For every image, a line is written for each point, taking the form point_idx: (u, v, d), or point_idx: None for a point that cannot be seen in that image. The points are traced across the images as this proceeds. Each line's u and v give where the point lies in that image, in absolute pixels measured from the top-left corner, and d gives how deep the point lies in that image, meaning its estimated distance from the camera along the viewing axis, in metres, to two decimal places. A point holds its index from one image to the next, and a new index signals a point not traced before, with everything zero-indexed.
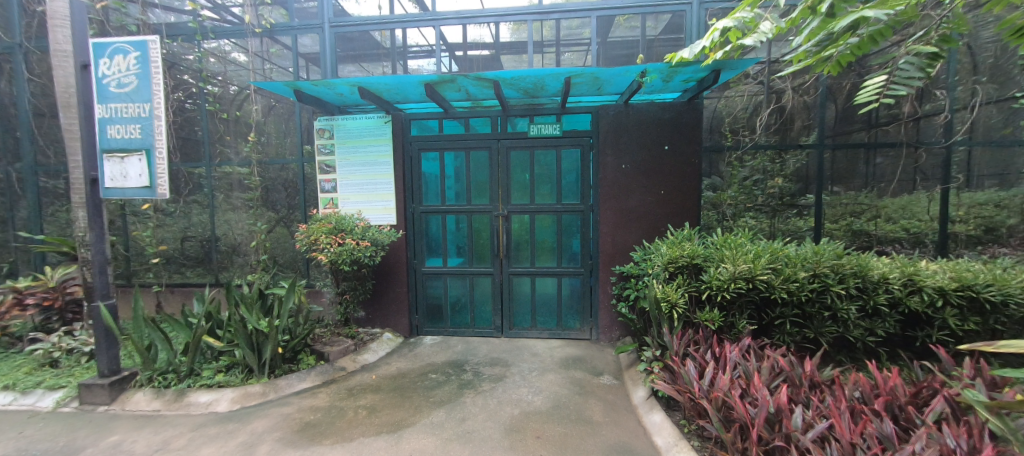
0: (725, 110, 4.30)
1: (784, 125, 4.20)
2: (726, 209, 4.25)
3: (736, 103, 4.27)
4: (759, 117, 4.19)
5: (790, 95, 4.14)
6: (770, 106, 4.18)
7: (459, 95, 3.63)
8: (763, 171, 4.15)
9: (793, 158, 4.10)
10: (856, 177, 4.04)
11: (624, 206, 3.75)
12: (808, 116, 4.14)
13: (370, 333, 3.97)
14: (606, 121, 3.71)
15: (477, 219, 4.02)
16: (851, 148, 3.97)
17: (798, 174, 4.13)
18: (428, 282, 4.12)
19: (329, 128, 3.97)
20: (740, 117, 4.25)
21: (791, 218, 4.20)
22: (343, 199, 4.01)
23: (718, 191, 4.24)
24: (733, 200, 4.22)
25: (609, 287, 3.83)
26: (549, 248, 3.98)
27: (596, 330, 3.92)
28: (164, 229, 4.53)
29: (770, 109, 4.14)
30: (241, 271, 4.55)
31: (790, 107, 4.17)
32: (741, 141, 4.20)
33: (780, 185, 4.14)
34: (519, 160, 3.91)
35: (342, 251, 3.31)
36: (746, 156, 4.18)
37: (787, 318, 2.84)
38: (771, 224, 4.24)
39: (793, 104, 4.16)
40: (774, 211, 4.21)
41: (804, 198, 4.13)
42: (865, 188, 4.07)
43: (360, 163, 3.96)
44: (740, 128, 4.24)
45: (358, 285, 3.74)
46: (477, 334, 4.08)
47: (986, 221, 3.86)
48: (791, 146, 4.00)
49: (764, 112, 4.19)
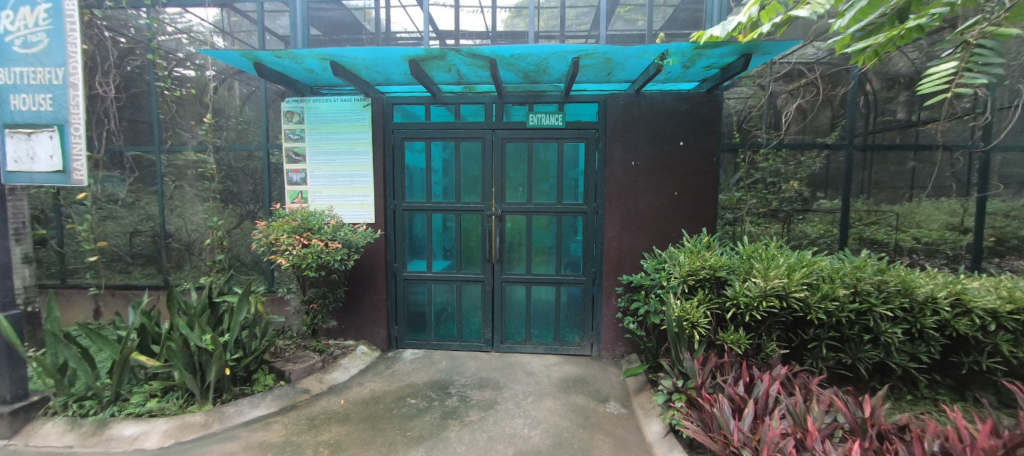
0: (740, 107, 3.95)
1: (802, 124, 3.87)
2: (739, 213, 3.89)
3: (752, 100, 3.91)
4: (773, 115, 3.87)
5: (812, 93, 3.81)
6: (784, 105, 3.88)
7: (449, 76, 3.17)
8: (777, 174, 3.80)
9: (814, 159, 3.73)
10: (885, 181, 3.68)
11: (633, 208, 3.34)
12: (835, 115, 3.77)
13: (342, 347, 3.49)
14: (615, 112, 3.29)
15: (466, 218, 3.57)
16: (880, 150, 3.58)
17: (823, 175, 3.75)
18: (409, 288, 3.65)
19: (300, 111, 3.46)
20: (757, 114, 3.87)
21: (806, 224, 3.84)
22: (313, 193, 3.50)
23: (727, 193, 3.89)
24: (746, 204, 3.87)
25: (613, 298, 3.41)
26: (547, 253, 3.55)
27: (597, 346, 3.51)
28: (104, 222, 3.91)
29: (790, 107, 3.79)
30: (194, 273, 3.98)
31: (813, 106, 3.82)
32: (758, 140, 3.82)
33: (796, 189, 3.79)
34: (516, 154, 3.47)
35: (307, 254, 2.78)
36: (761, 156, 3.79)
37: (823, 342, 2.49)
38: (786, 230, 3.88)
39: (816, 101, 3.81)
40: (788, 217, 3.86)
41: (826, 204, 3.77)
42: (891, 193, 3.72)
43: (334, 152, 3.47)
44: (756, 126, 3.87)
45: (329, 292, 3.24)
46: (464, 348, 3.63)
47: (996, 232, 3.63)
48: (814, 146, 3.66)
49: (778, 112, 3.87)
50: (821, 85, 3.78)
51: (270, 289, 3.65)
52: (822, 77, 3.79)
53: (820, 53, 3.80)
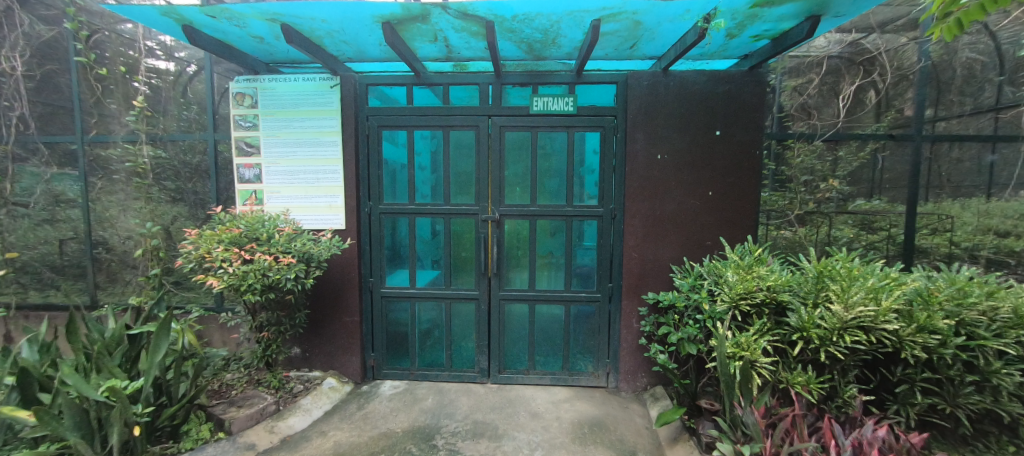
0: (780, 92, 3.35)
1: (855, 112, 3.24)
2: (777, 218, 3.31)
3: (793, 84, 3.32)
4: (819, 101, 3.30)
5: (867, 73, 3.23)
6: (836, 87, 3.28)
7: (436, 47, 2.56)
8: (813, 171, 3.26)
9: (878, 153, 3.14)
10: (954, 178, 3.07)
11: (658, 211, 2.76)
12: (886, 101, 3.17)
13: (305, 380, 2.86)
14: (637, 94, 2.72)
15: (457, 222, 2.95)
16: (956, 139, 3.03)
17: (872, 175, 3.17)
18: (388, 307, 3.04)
19: (254, 93, 2.84)
20: (799, 100, 3.31)
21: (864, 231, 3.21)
22: (270, 193, 2.88)
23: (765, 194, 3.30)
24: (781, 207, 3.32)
25: (635, 320, 2.83)
26: (554, 264, 2.96)
27: (615, 376, 2.92)
28: (36, 228, 3.23)
29: (851, 88, 3.23)
30: (130, 289, 3.29)
31: (869, 88, 3.22)
32: (813, 129, 3.25)
33: (837, 189, 3.24)
34: (517, 145, 2.87)
35: (249, 270, 2.12)
36: (805, 149, 3.23)
37: (916, 385, 1.92)
38: (828, 235, 3.30)
39: (864, 85, 3.24)
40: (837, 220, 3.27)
41: (875, 206, 3.18)
42: (966, 196, 3.09)
43: (296, 143, 2.85)
44: (801, 114, 3.31)
45: (285, 317, 2.59)
46: (455, 379, 3.02)
47: None
48: (880, 135, 3.05)
49: (829, 94, 3.29)
50: (884, 62, 3.16)
51: (214, 311, 2.99)
52: (881, 54, 3.18)
53: (833, 46, 3.29)
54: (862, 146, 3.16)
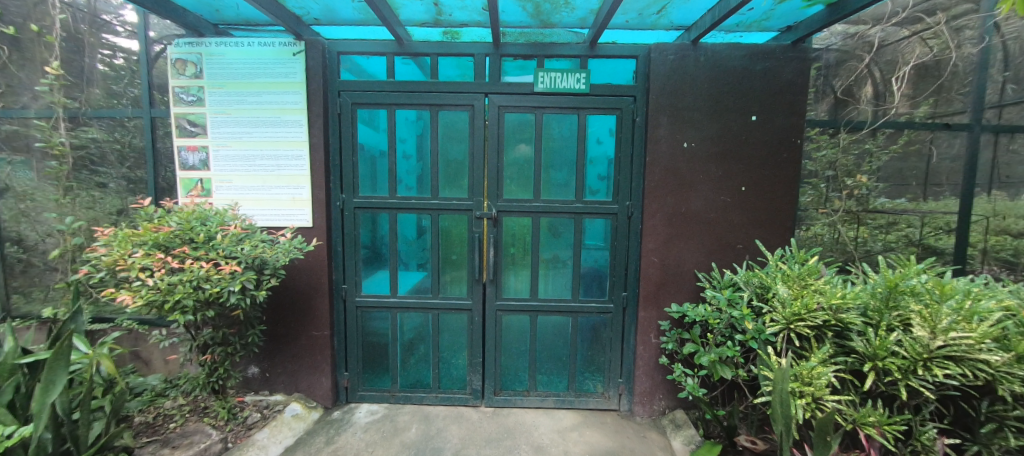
0: (827, 71, 2.74)
1: (920, 93, 2.65)
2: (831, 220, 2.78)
3: (841, 61, 2.74)
4: (871, 82, 2.71)
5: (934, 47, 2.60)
6: (888, 66, 2.68)
7: (422, 4, 2.09)
8: (835, 166, 2.75)
9: (923, 143, 2.64)
10: None
11: (683, 209, 2.37)
12: (952, 81, 2.59)
13: (264, 407, 2.40)
14: (660, 70, 2.30)
15: (446, 219, 2.50)
16: None
17: (929, 170, 2.65)
18: (364, 319, 2.58)
19: (197, 60, 2.32)
20: (850, 79, 2.72)
21: (926, 232, 2.69)
22: (218, 183, 2.39)
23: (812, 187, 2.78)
24: (836, 206, 2.77)
25: (653, 335, 2.44)
26: (560, 269, 2.55)
27: (628, 398, 2.54)
28: None
29: (906, 68, 2.63)
30: (51, 297, 2.73)
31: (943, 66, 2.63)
32: (862, 116, 2.69)
33: (866, 185, 2.73)
34: (518, 128, 2.43)
35: (178, 281, 1.65)
36: (855, 141, 2.70)
37: (1010, 426, 1.57)
38: (881, 236, 2.77)
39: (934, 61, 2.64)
40: (892, 220, 2.75)
41: (899, 205, 2.73)
42: None
43: (250, 122, 2.35)
44: (857, 95, 2.71)
45: (233, 336, 2.12)
46: (443, 402, 2.59)
47: None
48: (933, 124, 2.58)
49: (879, 74, 2.71)
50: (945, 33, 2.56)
51: (140, 330, 2.32)
52: (943, 27, 2.56)
53: (833, 38, 2.74)
54: (891, 139, 2.67)
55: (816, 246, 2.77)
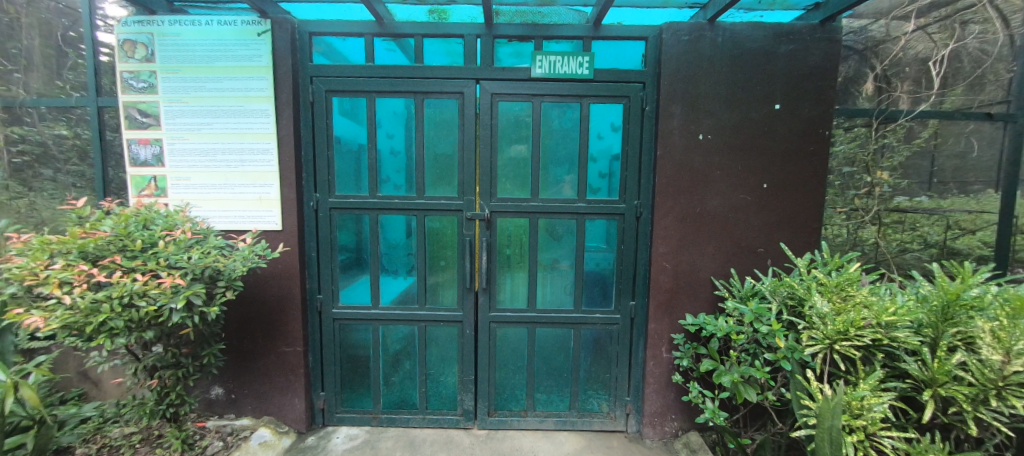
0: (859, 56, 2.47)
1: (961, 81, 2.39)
2: (852, 224, 2.51)
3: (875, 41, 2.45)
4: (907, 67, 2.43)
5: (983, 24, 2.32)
6: (924, 49, 2.40)
7: None
8: (854, 161, 2.47)
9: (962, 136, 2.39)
10: None
11: (698, 209, 2.12)
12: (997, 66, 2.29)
13: (228, 434, 2.13)
14: (674, 53, 2.04)
15: (432, 221, 2.24)
16: None
17: (964, 165, 2.41)
18: (343, 333, 2.31)
19: (148, 41, 2.04)
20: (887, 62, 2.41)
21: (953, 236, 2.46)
22: (174, 181, 2.11)
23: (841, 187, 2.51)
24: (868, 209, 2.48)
25: (665, 349, 2.19)
26: (560, 276, 2.29)
27: (637, 418, 2.29)
28: None
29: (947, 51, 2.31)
30: None
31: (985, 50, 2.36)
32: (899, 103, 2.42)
33: (887, 182, 2.47)
34: (514, 118, 2.17)
35: (104, 297, 1.39)
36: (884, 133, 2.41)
37: None
38: (907, 238, 2.50)
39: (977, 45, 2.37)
40: (923, 222, 2.48)
41: (919, 203, 2.48)
42: None
43: (210, 112, 2.08)
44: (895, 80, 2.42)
45: (186, 358, 1.84)
46: (431, 424, 2.33)
47: None
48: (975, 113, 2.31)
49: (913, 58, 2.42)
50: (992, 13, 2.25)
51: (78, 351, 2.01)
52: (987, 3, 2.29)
53: None
54: (911, 134, 2.42)
55: (848, 253, 2.50)
